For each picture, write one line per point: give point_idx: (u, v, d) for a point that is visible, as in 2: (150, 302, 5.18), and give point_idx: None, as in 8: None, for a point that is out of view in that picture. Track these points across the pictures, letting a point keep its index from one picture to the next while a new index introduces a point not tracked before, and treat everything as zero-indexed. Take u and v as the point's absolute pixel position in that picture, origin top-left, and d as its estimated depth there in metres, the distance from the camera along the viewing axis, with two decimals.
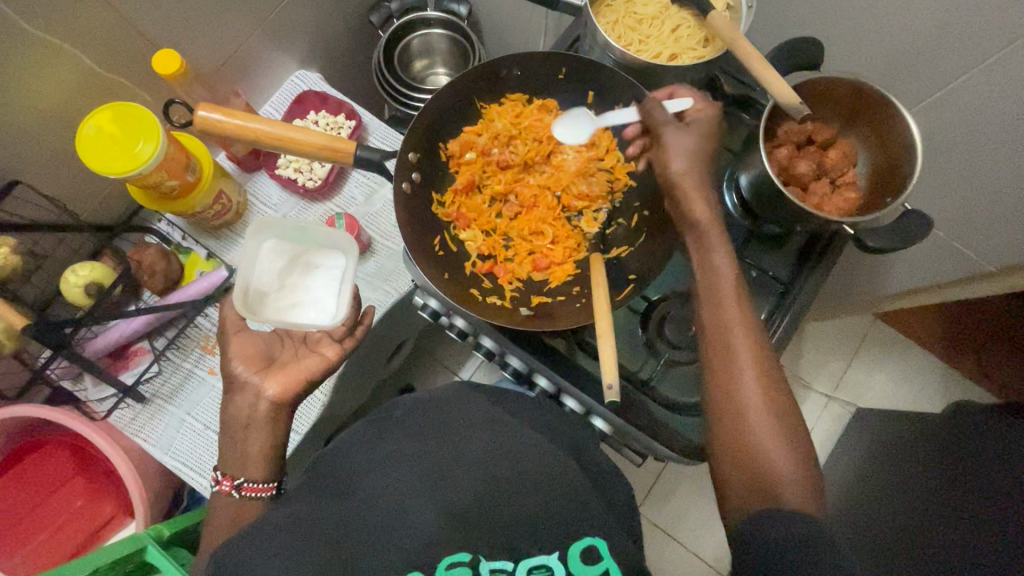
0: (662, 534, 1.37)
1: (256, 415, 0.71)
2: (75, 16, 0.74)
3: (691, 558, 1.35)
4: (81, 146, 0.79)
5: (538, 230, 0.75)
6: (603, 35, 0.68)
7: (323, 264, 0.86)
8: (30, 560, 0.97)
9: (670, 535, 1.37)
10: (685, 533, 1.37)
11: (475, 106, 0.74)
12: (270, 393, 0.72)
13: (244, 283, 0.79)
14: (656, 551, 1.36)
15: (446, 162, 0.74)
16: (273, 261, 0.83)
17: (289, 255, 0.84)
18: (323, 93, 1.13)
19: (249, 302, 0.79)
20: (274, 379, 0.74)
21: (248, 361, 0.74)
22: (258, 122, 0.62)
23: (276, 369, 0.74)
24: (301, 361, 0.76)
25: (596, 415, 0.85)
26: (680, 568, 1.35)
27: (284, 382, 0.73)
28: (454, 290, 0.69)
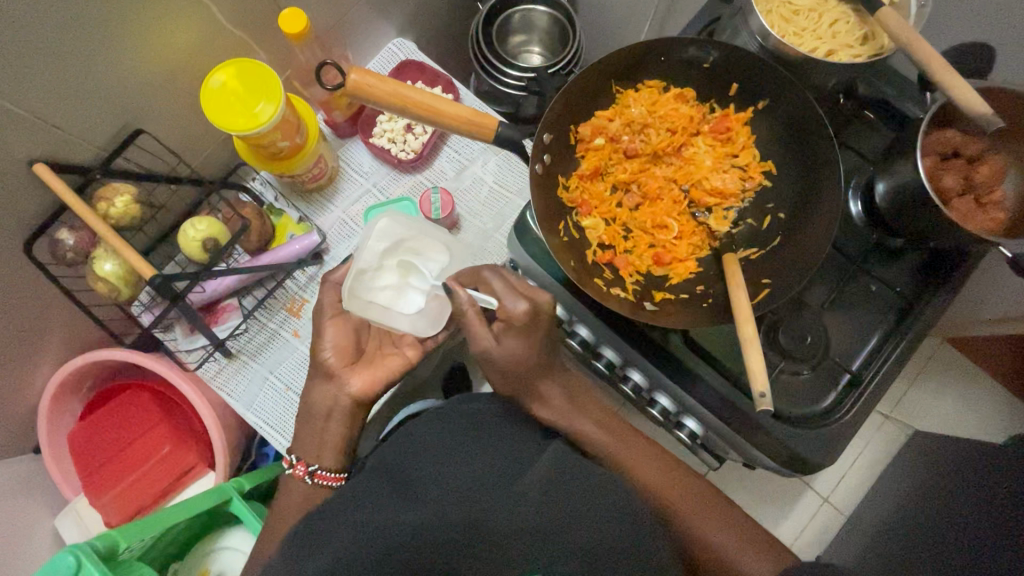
0: None
1: (337, 407, 0.76)
2: None
3: None
4: (205, 101, 0.79)
5: (663, 224, 0.72)
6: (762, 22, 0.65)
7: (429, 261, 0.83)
8: (116, 502, 1.00)
9: None
10: None
11: (611, 90, 0.71)
12: (351, 388, 0.77)
13: (354, 267, 0.77)
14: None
15: (574, 145, 0.72)
16: (383, 245, 0.80)
17: (399, 243, 0.80)
18: (421, 63, 1.11)
19: (353, 288, 0.78)
20: (357, 373, 0.77)
21: (339, 351, 0.79)
22: (407, 90, 0.60)
23: (360, 364, 0.79)
24: (385, 359, 0.80)
25: (689, 416, 0.84)
26: None
27: (364, 379, 0.77)
28: (579, 277, 0.67)
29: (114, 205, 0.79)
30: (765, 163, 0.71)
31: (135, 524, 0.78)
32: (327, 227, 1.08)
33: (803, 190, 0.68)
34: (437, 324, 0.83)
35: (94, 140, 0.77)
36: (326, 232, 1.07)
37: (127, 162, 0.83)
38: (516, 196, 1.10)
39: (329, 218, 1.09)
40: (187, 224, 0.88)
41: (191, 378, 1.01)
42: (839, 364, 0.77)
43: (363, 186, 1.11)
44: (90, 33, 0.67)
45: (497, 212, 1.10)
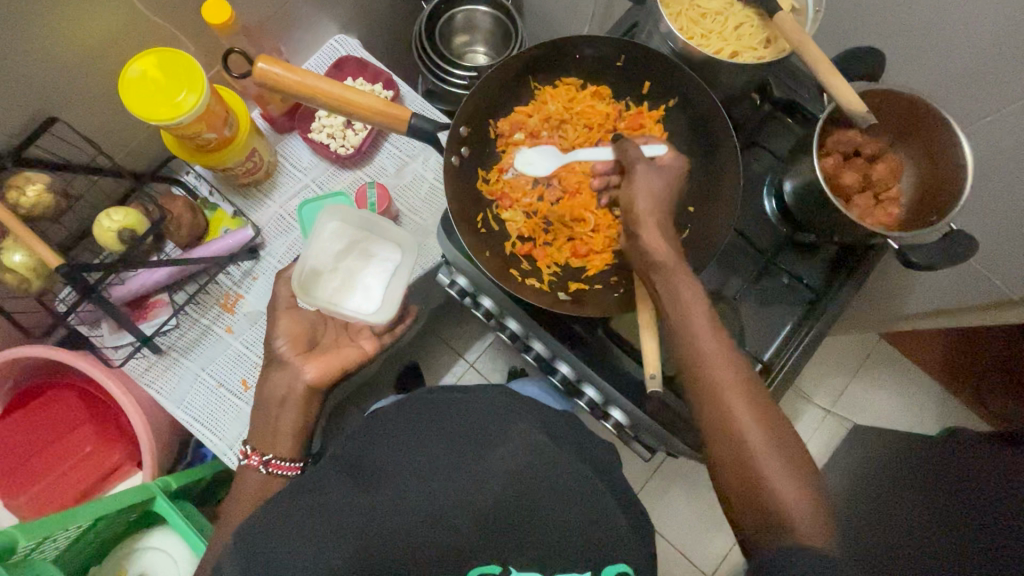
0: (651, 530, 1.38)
1: (266, 398, 0.75)
2: None
3: (677, 555, 1.37)
4: (124, 89, 0.77)
5: (581, 218, 0.74)
6: (667, 24, 0.68)
7: (379, 257, 0.86)
8: (34, 502, 0.96)
9: (658, 532, 1.38)
10: (673, 532, 1.38)
11: (529, 86, 0.73)
12: (307, 375, 0.75)
13: (303, 263, 0.81)
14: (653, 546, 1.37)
15: (494, 140, 0.73)
16: (333, 244, 0.84)
17: (352, 243, 0.85)
18: (361, 59, 1.12)
19: (305, 283, 0.81)
20: (287, 366, 0.76)
21: (292, 340, 0.79)
22: (318, 80, 0.61)
23: (289, 358, 0.78)
24: (341, 349, 0.79)
25: (614, 406, 0.85)
26: (665, 565, 1.36)
27: (323, 365, 0.76)
28: (496, 267, 0.69)
29: (26, 193, 0.76)
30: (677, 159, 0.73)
31: (49, 518, 0.76)
32: (265, 223, 1.08)
33: (708, 184, 0.71)
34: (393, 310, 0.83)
35: (6, 128, 0.75)
36: (264, 228, 1.07)
37: (44, 151, 0.80)
38: None
39: (267, 212, 1.08)
40: (100, 214, 0.86)
41: (117, 376, 0.98)
42: (753, 352, 0.80)
43: (302, 181, 1.10)
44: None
45: (437, 209, 1.11)
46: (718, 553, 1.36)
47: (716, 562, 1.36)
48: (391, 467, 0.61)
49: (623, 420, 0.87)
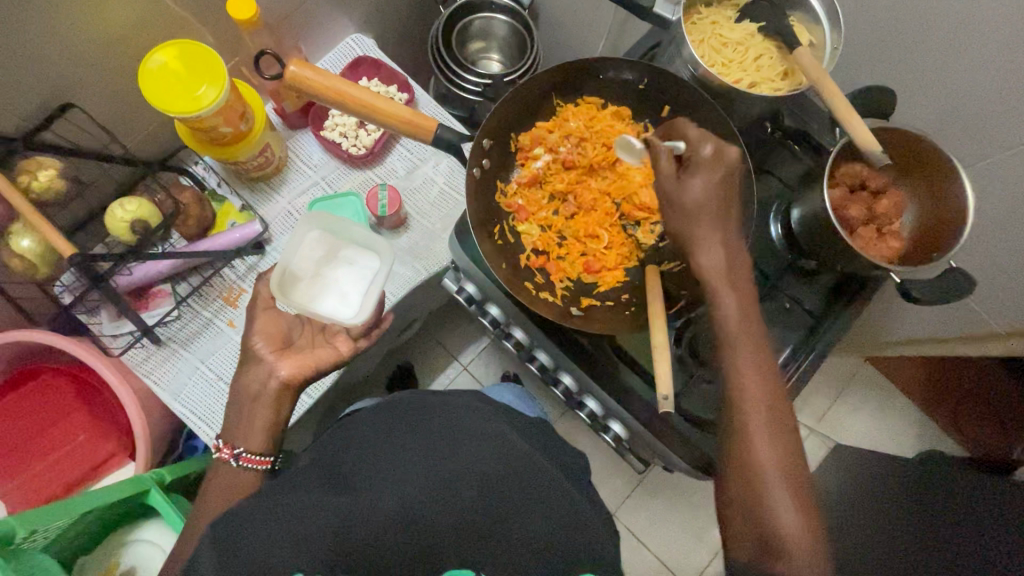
0: (634, 539, 1.40)
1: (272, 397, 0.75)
2: None
3: (658, 564, 1.39)
4: (143, 79, 0.77)
5: (595, 234, 0.75)
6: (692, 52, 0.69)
7: (359, 262, 0.80)
8: (23, 491, 0.94)
9: (641, 541, 1.40)
10: (655, 541, 1.40)
11: (552, 103, 0.74)
12: (283, 372, 0.74)
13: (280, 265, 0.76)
14: (629, 551, 1.40)
15: (513, 153, 0.74)
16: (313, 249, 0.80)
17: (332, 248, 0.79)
18: (377, 60, 1.12)
19: (280, 285, 0.76)
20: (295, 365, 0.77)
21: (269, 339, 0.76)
22: (348, 87, 0.61)
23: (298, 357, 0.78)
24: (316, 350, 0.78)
25: (614, 420, 0.87)
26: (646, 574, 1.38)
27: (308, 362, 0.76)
28: (512, 280, 0.70)
29: (37, 179, 0.75)
30: None
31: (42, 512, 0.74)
32: (272, 218, 1.07)
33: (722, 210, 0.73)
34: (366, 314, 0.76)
35: (20, 112, 0.74)
36: (271, 223, 1.06)
37: (57, 137, 0.79)
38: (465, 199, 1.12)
39: (274, 207, 1.08)
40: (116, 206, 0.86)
41: (115, 365, 0.97)
42: None
43: (311, 178, 1.10)
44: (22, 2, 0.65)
45: (446, 213, 1.11)
46: (698, 564, 1.39)
47: (693, 572, 1.38)
48: (371, 471, 0.60)
49: (622, 433, 0.89)
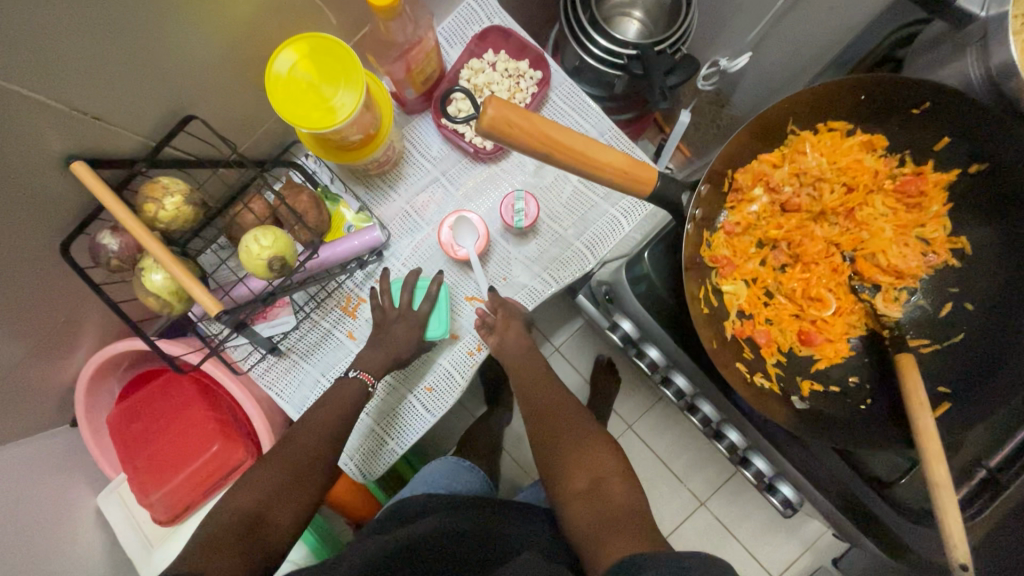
0: (721, 531, 1.27)
1: None
2: None
3: (745, 558, 1.26)
4: (273, 89, 0.65)
5: (818, 297, 0.60)
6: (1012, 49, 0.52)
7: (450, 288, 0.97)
8: (164, 502, 0.95)
9: (729, 532, 1.27)
10: (745, 533, 1.27)
11: (786, 130, 0.57)
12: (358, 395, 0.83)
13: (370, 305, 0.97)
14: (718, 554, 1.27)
15: (727, 193, 0.58)
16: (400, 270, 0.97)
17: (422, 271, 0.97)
18: (505, 28, 0.94)
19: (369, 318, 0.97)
20: None
21: None
22: (555, 128, 0.47)
23: None
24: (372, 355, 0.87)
25: (786, 483, 0.78)
26: None
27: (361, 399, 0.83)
28: (725, 364, 0.57)
29: (164, 207, 0.67)
30: (957, 239, 0.59)
31: None
32: (388, 219, 0.97)
33: (1009, 280, 0.56)
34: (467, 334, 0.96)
35: (136, 129, 0.64)
36: (388, 226, 0.96)
37: (176, 151, 0.71)
38: (602, 200, 0.96)
39: (391, 207, 0.97)
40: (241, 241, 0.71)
41: (242, 381, 0.92)
42: (971, 453, 0.64)
43: (430, 174, 0.97)
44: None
45: (580, 217, 0.97)
46: (794, 562, 1.25)
47: (781, 565, 1.25)
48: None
49: (791, 497, 0.80)
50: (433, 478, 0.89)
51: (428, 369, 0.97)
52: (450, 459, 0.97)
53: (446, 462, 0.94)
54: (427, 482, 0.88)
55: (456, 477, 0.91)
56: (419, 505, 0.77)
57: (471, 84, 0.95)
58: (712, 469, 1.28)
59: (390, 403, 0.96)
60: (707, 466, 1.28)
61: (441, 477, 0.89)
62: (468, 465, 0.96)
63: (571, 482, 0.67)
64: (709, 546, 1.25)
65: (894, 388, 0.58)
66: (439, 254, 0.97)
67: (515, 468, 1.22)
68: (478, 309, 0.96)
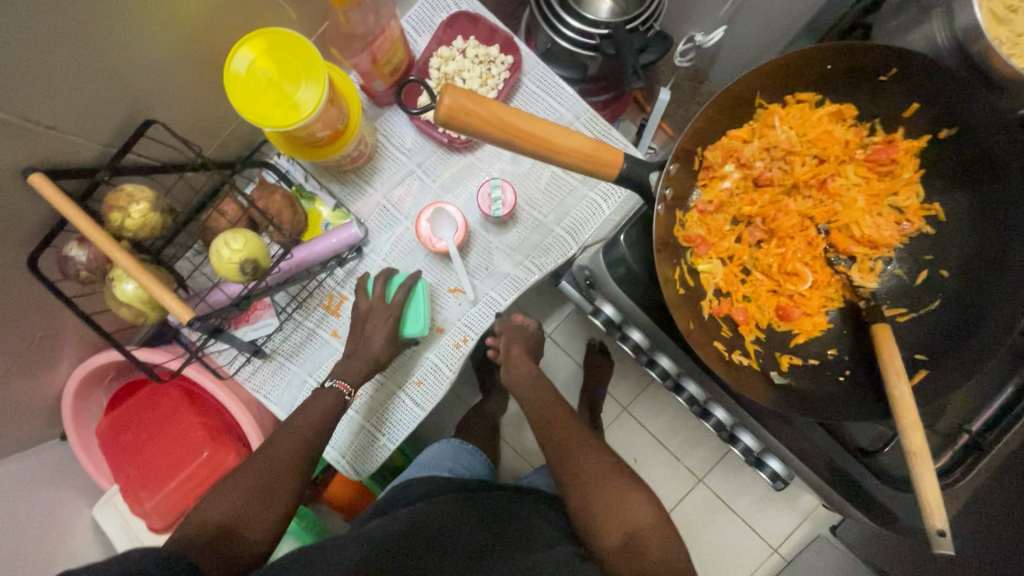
0: (718, 504, 1.28)
1: None
2: None
3: (743, 530, 1.27)
4: (232, 89, 0.64)
5: (794, 271, 0.60)
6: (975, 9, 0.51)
7: (434, 281, 0.96)
8: (159, 510, 0.95)
9: (726, 505, 1.28)
10: (742, 506, 1.28)
11: (754, 104, 0.57)
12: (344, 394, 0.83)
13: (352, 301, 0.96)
14: (714, 528, 1.28)
15: (698, 171, 0.58)
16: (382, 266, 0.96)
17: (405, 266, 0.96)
18: (473, 14, 0.92)
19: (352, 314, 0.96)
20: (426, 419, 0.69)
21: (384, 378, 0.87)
22: (514, 114, 0.46)
23: None
24: (355, 353, 0.87)
25: (774, 457, 0.78)
26: (734, 549, 1.28)
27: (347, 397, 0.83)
28: (703, 344, 0.57)
29: (130, 215, 0.65)
30: (930, 205, 0.58)
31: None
32: (366, 215, 0.95)
33: (982, 243, 0.56)
34: (454, 326, 0.96)
35: (96, 136, 0.63)
36: (366, 222, 0.95)
37: (140, 157, 0.70)
38: (580, 184, 0.95)
39: (368, 202, 0.95)
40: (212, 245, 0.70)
41: (228, 386, 0.91)
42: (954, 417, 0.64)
43: (406, 167, 0.96)
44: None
45: (559, 203, 0.96)
46: (790, 531, 1.27)
47: (779, 535, 1.27)
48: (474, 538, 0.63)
49: (780, 470, 0.81)
50: (435, 459, 0.91)
51: (415, 364, 0.96)
52: (450, 442, 0.98)
53: (446, 445, 0.96)
54: (427, 466, 0.89)
55: (457, 459, 0.92)
56: (416, 490, 0.77)
57: (441, 73, 0.93)
58: (707, 445, 1.29)
59: (378, 398, 0.96)
60: (703, 443, 1.29)
61: (441, 460, 0.90)
62: (469, 449, 0.97)
63: (605, 536, 0.65)
64: (704, 518, 1.27)
65: (871, 359, 0.58)
66: (420, 247, 0.96)
67: (513, 455, 1.23)
68: (462, 301, 0.96)
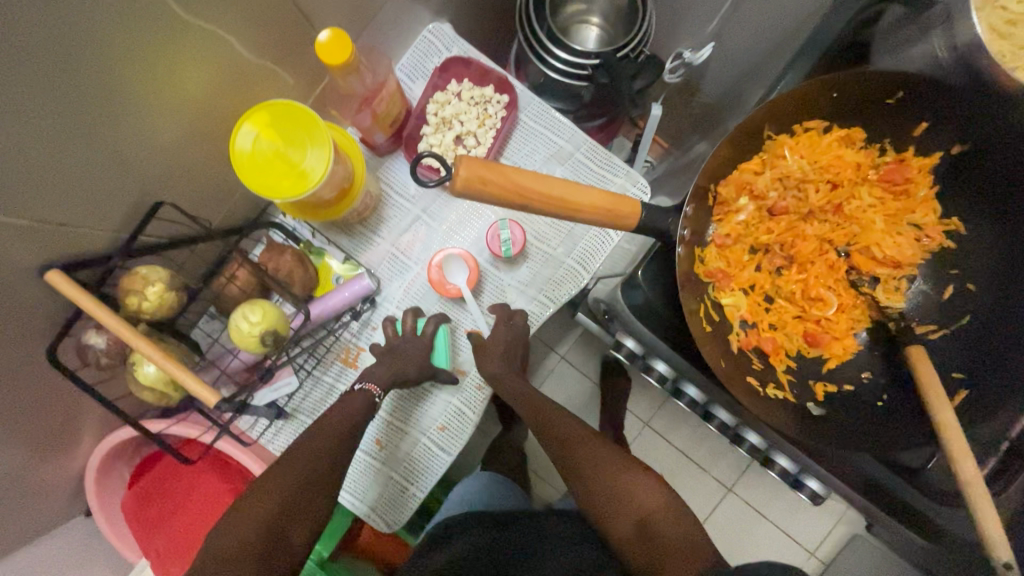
0: (753, 513, 1.26)
1: None
2: None
3: (780, 536, 1.25)
4: (239, 163, 0.64)
5: (818, 297, 0.59)
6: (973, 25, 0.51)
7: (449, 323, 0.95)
8: None
9: (761, 514, 1.26)
10: (777, 512, 1.26)
11: (763, 136, 0.56)
12: None
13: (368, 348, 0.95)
14: (751, 538, 1.26)
15: (713, 208, 0.57)
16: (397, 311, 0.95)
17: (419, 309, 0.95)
18: (465, 57, 0.92)
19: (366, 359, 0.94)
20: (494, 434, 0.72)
21: None
22: (528, 177, 0.46)
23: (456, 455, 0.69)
24: None
25: (812, 478, 0.77)
26: (772, 555, 1.25)
27: None
28: (736, 382, 0.56)
29: (146, 297, 0.65)
30: (949, 220, 0.58)
31: None
32: (375, 264, 0.95)
33: (1006, 253, 0.55)
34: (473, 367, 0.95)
35: (106, 221, 0.63)
36: (376, 271, 0.94)
37: (151, 237, 0.70)
38: None
39: (376, 251, 0.95)
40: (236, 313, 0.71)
41: (253, 449, 0.90)
42: None
43: (411, 213, 0.96)
44: (80, 96, 0.51)
45: (567, 235, 0.96)
46: (825, 531, 1.24)
47: (817, 537, 1.25)
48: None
49: (819, 490, 0.79)
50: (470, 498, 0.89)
51: (437, 408, 0.95)
52: (483, 473, 0.97)
53: (481, 478, 0.94)
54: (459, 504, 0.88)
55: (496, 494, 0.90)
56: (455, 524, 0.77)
57: (439, 116, 0.93)
58: (737, 459, 1.27)
59: (403, 446, 0.94)
60: (734, 458, 1.27)
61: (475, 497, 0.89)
62: (506, 481, 0.95)
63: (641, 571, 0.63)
64: (736, 524, 1.26)
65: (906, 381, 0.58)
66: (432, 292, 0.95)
67: (541, 487, 1.21)
68: None
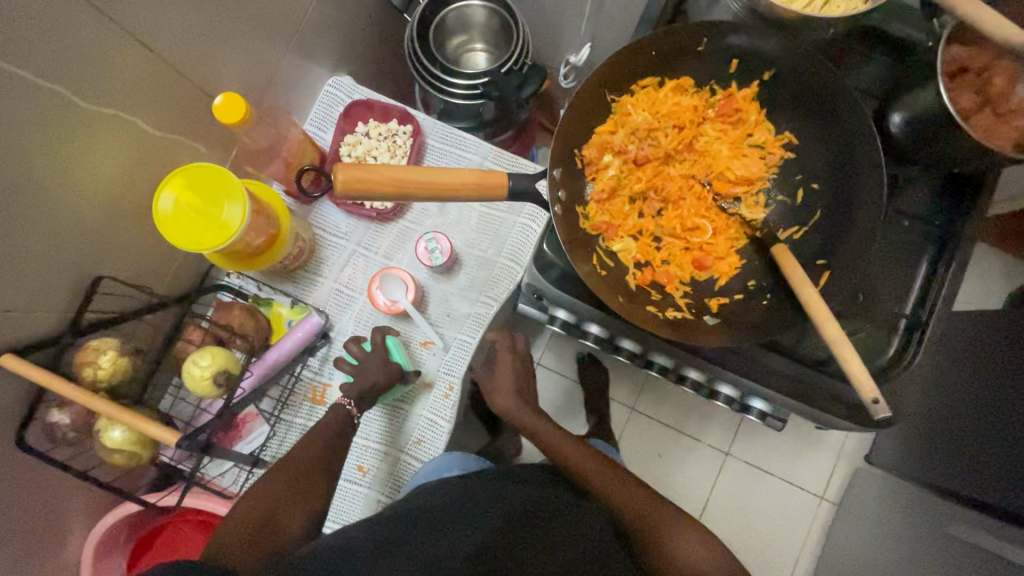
0: (755, 471, 1.30)
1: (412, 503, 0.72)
2: (111, 73, 0.64)
3: (785, 488, 1.29)
4: (164, 227, 0.71)
5: (695, 226, 0.67)
6: None
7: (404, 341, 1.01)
8: None
9: (763, 471, 1.30)
10: (777, 465, 1.30)
11: (606, 100, 0.65)
12: None
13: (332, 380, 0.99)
14: (756, 494, 1.29)
15: (582, 170, 0.65)
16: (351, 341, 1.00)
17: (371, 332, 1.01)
18: (366, 100, 1.02)
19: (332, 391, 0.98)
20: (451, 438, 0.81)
21: None
22: (394, 170, 0.53)
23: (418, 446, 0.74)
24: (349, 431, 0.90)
25: (756, 398, 0.83)
26: (785, 510, 1.28)
27: None
28: (636, 312, 0.62)
29: (101, 366, 0.70)
30: (783, 135, 0.67)
31: None
32: (324, 302, 1.01)
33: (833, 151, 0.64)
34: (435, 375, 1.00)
35: (52, 305, 0.68)
36: (325, 308, 1.00)
37: (97, 314, 0.75)
38: (507, 214, 1.04)
39: (321, 290, 1.01)
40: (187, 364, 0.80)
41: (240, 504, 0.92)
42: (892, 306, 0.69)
43: (347, 248, 1.03)
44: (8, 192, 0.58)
45: (494, 236, 1.03)
46: (828, 473, 1.28)
47: (821, 481, 1.28)
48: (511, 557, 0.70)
49: (766, 408, 0.85)
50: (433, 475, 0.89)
51: (411, 423, 0.99)
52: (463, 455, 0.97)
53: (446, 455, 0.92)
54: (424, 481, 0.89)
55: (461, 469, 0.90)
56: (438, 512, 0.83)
57: (353, 157, 1.02)
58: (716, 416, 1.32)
59: (386, 467, 0.97)
60: (715, 416, 1.32)
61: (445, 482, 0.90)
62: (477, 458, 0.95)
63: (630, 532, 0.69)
64: (740, 485, 1.29)
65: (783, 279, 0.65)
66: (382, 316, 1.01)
67: None
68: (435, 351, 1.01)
